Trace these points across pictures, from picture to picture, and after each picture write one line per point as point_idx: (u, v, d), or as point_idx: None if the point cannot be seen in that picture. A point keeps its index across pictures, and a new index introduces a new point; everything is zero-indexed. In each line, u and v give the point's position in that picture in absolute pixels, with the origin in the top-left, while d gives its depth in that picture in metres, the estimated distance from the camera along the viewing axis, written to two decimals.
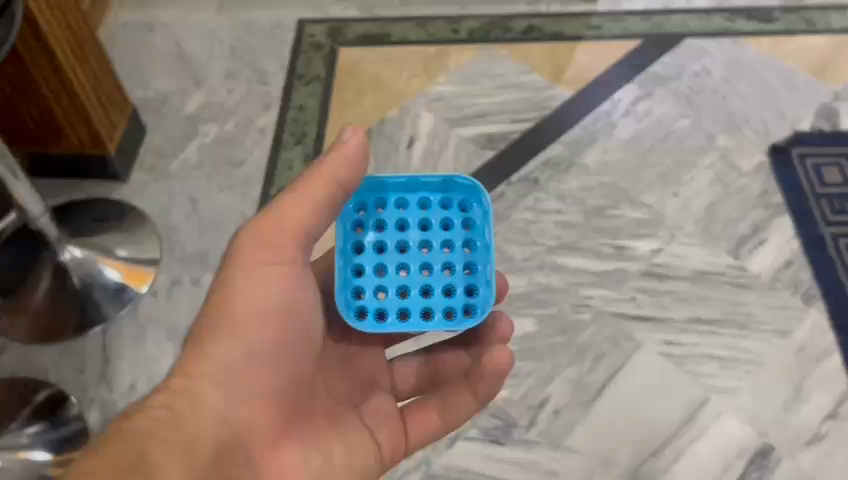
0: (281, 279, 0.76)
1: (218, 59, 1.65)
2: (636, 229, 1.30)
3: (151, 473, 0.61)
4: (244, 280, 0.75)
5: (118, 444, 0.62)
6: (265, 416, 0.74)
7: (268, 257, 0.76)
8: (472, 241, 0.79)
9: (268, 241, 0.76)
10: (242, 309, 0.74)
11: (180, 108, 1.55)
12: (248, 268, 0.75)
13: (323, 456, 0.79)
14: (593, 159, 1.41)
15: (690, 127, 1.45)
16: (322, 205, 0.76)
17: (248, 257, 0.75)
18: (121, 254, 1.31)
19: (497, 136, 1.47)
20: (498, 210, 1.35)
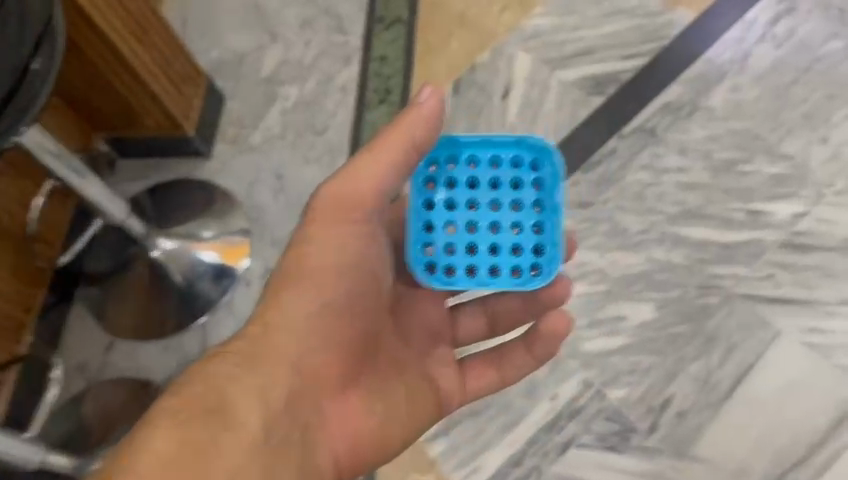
0: (354, 235, 0.75)
1: (291, 5, 1.51)
2: (774, 189, 1.12)
3: (226, 420, 0.64)
4: (321, 234, 0.74)
5: (198, 391, 0.65)
6: (339, 367, 0.74)
7: (346, 213, 0.74)
8: (544, 203, 0.72)
9: (344, 192, 0.74)
10: (316, 261, 0.74)
11: (257, 70, 1.46)
12: (323, 222, 0.74)
13: (390, 402, 0.78)
14: (722, 100, 1.20)
15: (844, 50, 1.20)
16: (397, 160, 0.73)
17: (325, 207, 0.74)
18: (208, 236, 1.29)
19: (605, 78, 1.28)
20: (608, 172, 1.19)
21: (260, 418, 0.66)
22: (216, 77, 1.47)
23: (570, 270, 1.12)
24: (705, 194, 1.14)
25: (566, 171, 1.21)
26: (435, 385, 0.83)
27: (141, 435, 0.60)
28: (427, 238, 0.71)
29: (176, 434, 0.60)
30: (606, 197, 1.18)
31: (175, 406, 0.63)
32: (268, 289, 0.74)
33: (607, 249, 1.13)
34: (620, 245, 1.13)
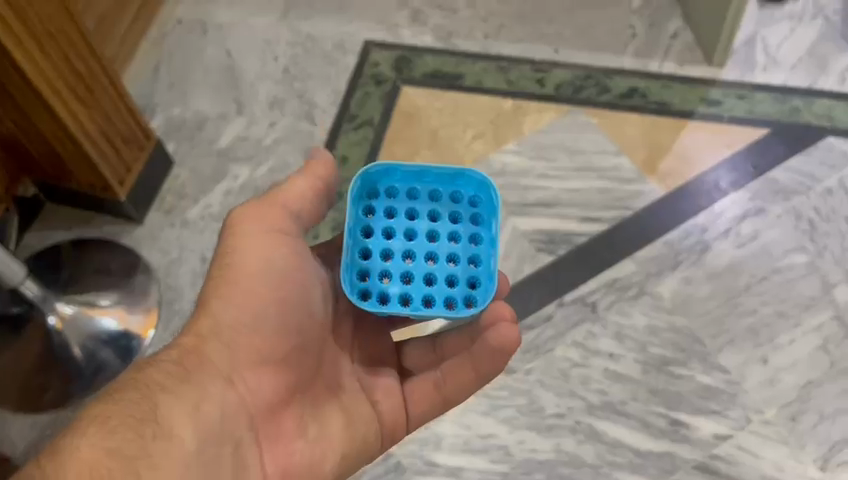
0: (284, 252, 0.75)
1: (267, 80, 1.46)
2: (703, 402, 1.06)
3: (159, 425, 0.64)
4: (247, 247, 0.74)
5: (128, 399, 0.65)
6: (267, 380, 0.74)
7: (274, 232, 0.76)
8: (480, 234, 0.72)
9: (268, 213, 0.76)
10: (246, 273, 0.74)
11: (213, 140, 1.39)
12: (252, 238, 0.75)
13: (322, 421, 0.77)
14: (670, 290, 1.15)
15: (805, 266, 1.15)
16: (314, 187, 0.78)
17: (251, 223, 0.75)
18: (106, 302, 1.21)
19: (560, 236, 1.22)
20: (538, 340, 1.13)
21: (193, 428, 0.66)
22: (170, 137, 1.40)
23: (474, 440, 1.06)
24: (631, 389, 1.08)
25: None
26: (373, 410, 0.81)
27: (68, 438, 0.60)
28: (362, 261, 0.70)
29: (106, 439, 0.60)
30: (530, 367, 1.11)
31: (107, 413, 0.63)
32: (199, 302, 0.75)
33: (517, 427, 1.07)
34: (532, 425, 1.07)
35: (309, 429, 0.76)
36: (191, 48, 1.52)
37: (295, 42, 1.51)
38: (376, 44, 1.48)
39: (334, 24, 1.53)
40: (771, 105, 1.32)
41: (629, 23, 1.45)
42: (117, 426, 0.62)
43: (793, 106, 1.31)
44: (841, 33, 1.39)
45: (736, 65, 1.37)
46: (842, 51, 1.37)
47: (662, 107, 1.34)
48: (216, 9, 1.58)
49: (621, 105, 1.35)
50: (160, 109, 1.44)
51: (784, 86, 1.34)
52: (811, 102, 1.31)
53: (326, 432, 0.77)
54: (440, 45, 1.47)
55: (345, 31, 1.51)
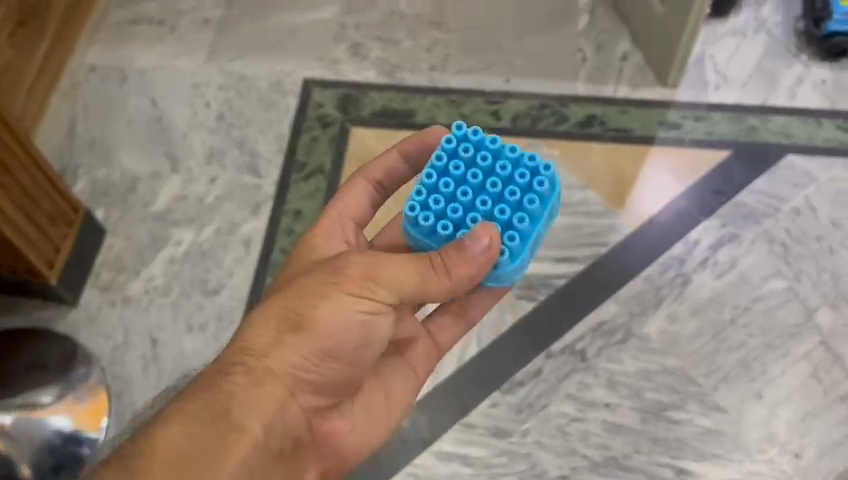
0: (371, 304, 0.71)
1: (201, 130, 1.34)
2: (705, 447, 1.03)
3: (236, 437, 0.65)
4: (337, 297, 0.70)
5: (202, 397, 0.66)
6: (330, 386, 0.75)
7: (371, 288, 0.71)
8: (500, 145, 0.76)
9: (371, 278, 0.71)
10: (328, 322, 0.70)
11: (148, 202, 1.26)
12: (344, 286, 0.70)
13: (367, 407, 0.80)
14: (657, 329, 1.12)
15: (785, 291, 1.14)
16: (425, 272, 0.72)
17: (348, 280, 0.70)
18: (47, 399, 1.08)
19: (539, 281, 1.16)
20: (530, 398, 1.07)
21: (263, 439, 0.67)
22: (99, 204, 1.27)
23: None
24: (631, 441, 1.04)
25: (485, 390, 1.08)
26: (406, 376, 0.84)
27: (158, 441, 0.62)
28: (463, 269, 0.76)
29: (187, 429, 0.63)
30: (526, 427, 1.06)
31: (187, 409, 0.65)
32: (269, 313, 0.70)
33: None
34: None
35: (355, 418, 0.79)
36: (111, 99, 1.39)
37: (226, 86, 1.39)
38: (317, 83, 1.39)
39: (267, 63, 1.42)
40: (729, 124, 1.31)
41: (578, 47, 1.41)
42: (201, 415, 0.64)
43: (750, 124, 1.30)
44: (786, 45, 1.39)
45: (690, 85, 1.35)
46: (790, 63, 1.37)
47: (624, 134, 1.31)
48: (134, 54, 1.45)
49: (581, 134, 1.31)
50: (83, 171, 1.31)
51: (738, 104, 1.33)
52: (767, 119, 1.31)
53: (370, 420, 0.80)
54: (386, 79, 1.39)
55: (280, 71, 1.41)
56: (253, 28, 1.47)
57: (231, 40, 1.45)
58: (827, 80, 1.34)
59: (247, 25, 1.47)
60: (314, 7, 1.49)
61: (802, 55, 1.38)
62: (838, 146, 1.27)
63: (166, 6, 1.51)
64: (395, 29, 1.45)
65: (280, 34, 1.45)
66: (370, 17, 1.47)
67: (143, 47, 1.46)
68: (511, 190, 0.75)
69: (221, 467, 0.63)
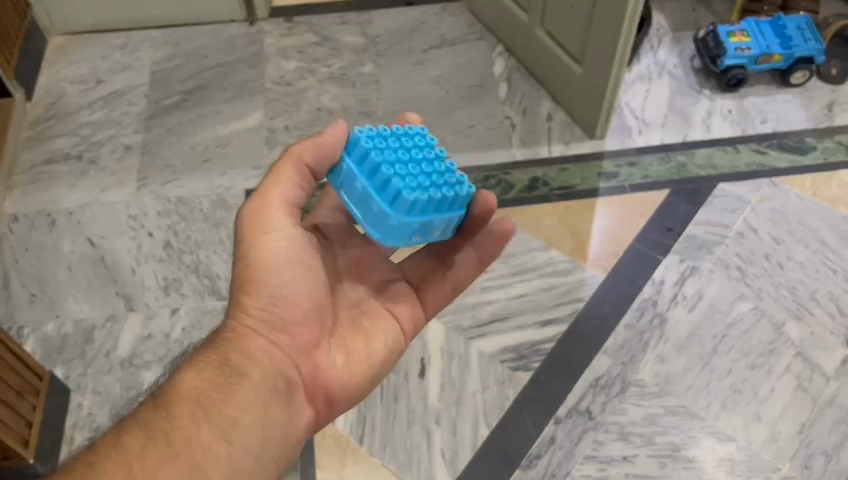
0: (283, 236, 0.67)
1: (150, 261, 1.28)
2: (727, 476, 1.07)
3: (229, 395, 0.62)
4: (254, 243, 0.66)
5: (201, 361, 0.65)
6: (299, 332, 0.68)
7: (268, 222, 0.66)
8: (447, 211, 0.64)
9: (265, 207, 0.66)
10: (259, 265, 0.66)
11: (109, 348, 1.19)
12: (252, 231, 0.66)
13: (350, 350, 0.72)
14: (651, 373, 1.16)
15: (752, 312, 1.21)
16: (306, 181, 0.67)
17: (249, 218, 0.67)
18: None
19: (528, 348, 1.18)
20: (552, 467, 1.08)
21: (256, 391, 0.64)
22: (56, 361, 1.18)
23: None
24: None
25: (505, 469, 1.08)
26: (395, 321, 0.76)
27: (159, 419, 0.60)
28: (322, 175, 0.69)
29: (196, 379, 0.63)
30: None
31: (189, 373, 0.63)
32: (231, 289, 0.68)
33: None
34: None
35: (343, 360, 0.71)
36: (43, 246, 1.31)
37: (166, 211, 1.34)
38: None
39: (203, 181, 1.38)
40: (659, 163, 1.39)
41: (504, 114, 1.47)
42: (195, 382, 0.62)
43: (679, 161, 1.39)
44: (688, 83, 1.51)
45: (615, 134, 1.44)
46: (696, 99, 1.49)
47: (569, 191, 1.36)
48: (58, 194, 1.38)
49: (529, 197, 1.36)
50: (29, 329, 1.22)
51: (663, 144, 1.42)
52: (692, 153, 1.40)
53: (359, 363, 0.72)
54: None
55: (218, 186, 1.37)
56: (180, 147, 1.43)
57: (160, 163, 1.41)
58: (732, 110, 1.47)
59: (173, 145, 1.44)
60: (238, 116, 1.47)
61: (704, 90, 1.50)
62: (760, 168, 1.37)
63: (81, 139, 1.45)
64: (326, 125, 1.46)
65: (210, 149, 1.43)
66: (297, 117, 1.47)
67: (67, 185, 1.39)
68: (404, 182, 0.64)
69: (229, 410, 0.62)
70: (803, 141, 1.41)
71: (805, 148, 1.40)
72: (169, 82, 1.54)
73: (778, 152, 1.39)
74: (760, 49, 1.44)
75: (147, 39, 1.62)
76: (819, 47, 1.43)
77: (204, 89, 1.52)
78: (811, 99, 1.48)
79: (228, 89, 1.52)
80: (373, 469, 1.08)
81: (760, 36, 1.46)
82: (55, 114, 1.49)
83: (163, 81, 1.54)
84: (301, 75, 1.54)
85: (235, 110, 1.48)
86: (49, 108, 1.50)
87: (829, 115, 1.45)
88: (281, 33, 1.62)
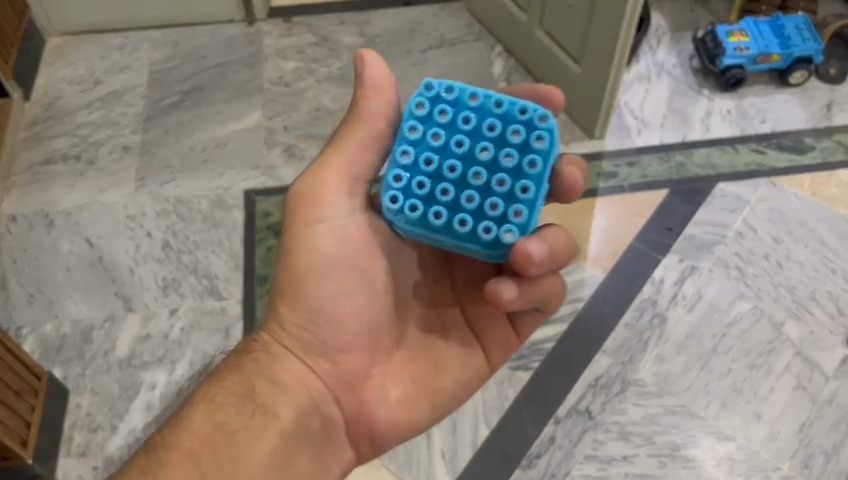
0: (334, 237, 0.67)
1: (148, 262, 1.28)
2: (726, 476, 1.07)
3: (258, 427, 0.60)
4: (305, 244, 0.67)
5: (226, 385, 0.63)
6: (342, 357, 0.67)
7: (319, 222, 0.67)
8: (494, 233, 0.57)
9: (320, 188, 0.67)
10: (304, 274, 0.67)
11: (108, 349, 1.19)
12: (305, 229, 0.67)
13: (404, 382, 0.69)
14: (650, 372, 1.16)
15: (752, 311, 1.21)
16: (367, 165, 0.68)
17: (302, 207, 0.68)
18: None
19: (528, 348, 1.18)
20: (551, 467, 1.08)
21: (287, 423, 0.62)
22: (55, 362, 1.18)
23: None
24: None
25: (505, 469, 1.08)
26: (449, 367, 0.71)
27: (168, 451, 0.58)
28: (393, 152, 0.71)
29: (212, 416, 0.60)
30: None
31: (212, 393, 0.63)
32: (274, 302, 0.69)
33: None
34: None
35: (395, 394, 0.69)
36: (41, 246, 1.31)
37: (165, 211, 1.34)
38: (258, 192, 1.36)
39: (202, 181, 1.38)
40: (658, 163, 1.39)
41: None
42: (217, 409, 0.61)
43: (679, 161, 1.39)
44: (687, 83, 1.51)
45: (614, 134, 1.44)
46: (695, 98, 1.49)
47: None
48: (56, 195, 1.37)
49: None
50: (27, 330, 1.21)
51: (663, 144, 1.42)
52: (691, 153, 1.40)
53: (410, 399, 0.69)
54: None
55: (217, 186, 1.37)
56: (179, 147, 1.43)
57: (158, 163, 1.41)
58: (731, 110, 1.47)
59: (171, 145, 1.43)
60: (237, 116, 1.47)
61: (704, 90, 1.50)
62: (759, 168, 1.37)
63: (80, 139, 1.45)
64: (325, 125, 1.46)
65: (209, 149, 1.42)
66: (296, 117, 1.47)
67: (65, 185, 1.38)
68: (476, 173, 0.58)
69: (250, 456, 0.59)
70: (802, 140, 1.41)
71: (804, 148, 1.40)
72: (168, 82, 1.54)
73: (777, 152, 1.39)
74: (759, 49, 1.44)
75: (145, 40, 1.62)
76: (818, 47, 1.43)
77: (202, 89, 1.52)
78: (810, 99, 1.48)
79: (227, 90, 1.52)
80: (372, 469, 1.08)
81: (759, 36, 1.46)
82: (53, 114, 1.49)
83: (161, 81, 1.54)
84: (299, 75, 1.54)
85: (234, 111, 1.48)
86: (47, 109, 1.50)
87: (828, 115, 1.45)
88: (279, 34, 1.62)
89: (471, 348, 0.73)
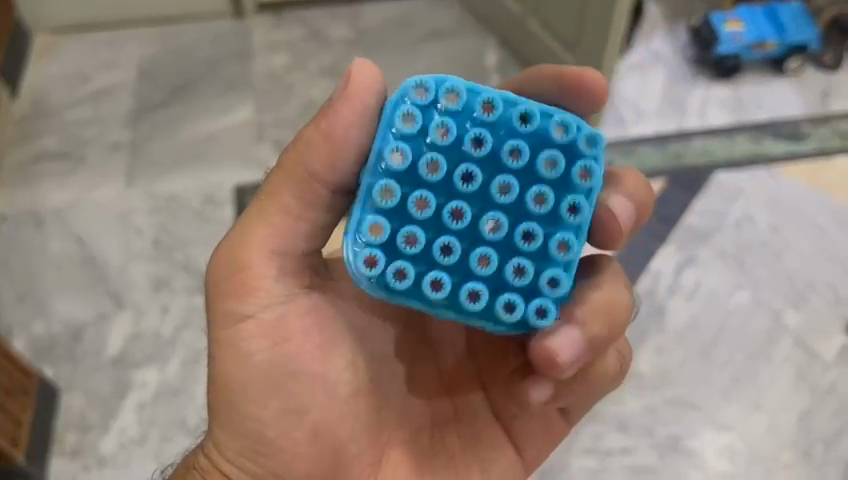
0: (262, 336, 0.53)
1: (139, 259, 1.26)
2: (728, 467, 1.06)
3: None
4: (226, 352, 0.53)
5: None
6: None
7: (240, 320, 0.53)
8: (517, 309, 0.42)
9: (238, 273, 0.52)
10: (232, 387, 0.53)
11: (99, 349, 1.17)
12: (222, 327, 0.53)
13: None
14: (649, 363, 1.14)
15: (750, 302, 1.20)
16: (292, 230, 0.51)
17: (224, 303, 0.53)
18: None
19: None
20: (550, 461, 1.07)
21: None
22: (46, 363, 1.16)
23: None
24: None
25: None
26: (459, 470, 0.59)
27: None
28: None
29: None
30: None
31: None
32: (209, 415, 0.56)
33: None
34: None
35: None
36: (31, 245, 1.29)
37: (156, 208, 1.32)
38: (250, 187, 1.34)
39: (193, 177, 1.36)
40: (654, 152, 1.38)
41: None
42: None
43: (675, 151, 1.37)
44: (683, 71, 1.50)
45: (610, 125, 1.42)
46: (691, 87, 1.48)
47: None
48: (46, 193, 1.35)
49: None
50: (17, 330, 1.20)
51: (658, 134, 1.40)
52: (688, 143, 1.38)
53: None
54: None
55: (208, 182, 1.35)
56: (169, 143, 1.41)
57: (149, 160, 1.39)
58: (728, 98, 1.46)
59: (161, 142, 1.42)
60: (227, 112, 1.45)
61: (699, 79, 1.49)
62: (756, 156, 1.36)
63: (69, 136, 1.43)
64: None
65: (200, 145, 1.41)
66: (287, 111, 1.45)
67: (54, 183, 1.37)
68: (493, 222, 0.43)
69: None
70: (798, 128, 1.40)
71: (801, 135, 1.38)
72: (157, 78, 1.52)
73: (773, 140, 1.38)
74: (753, 36, 1.42)
75: (134, 36, 1.60)
76: (813, 33, 1.42)
77: (192, 85, 1.50)
78: (805, 87, 1.47)
79: (217, 85, 1.50)
80: None
81: (754, 22, 1.45)
82: (42, 112, 1.47)
83: (150, 77, 1.52)
84: (290, 69, 1.52)
85: (224, 106, 1.46)
86: (35, 107, 1.48)
87: (824, 102, 1.44)
88: (269, 27, 1.60)
89: (495, 447, 0.60)
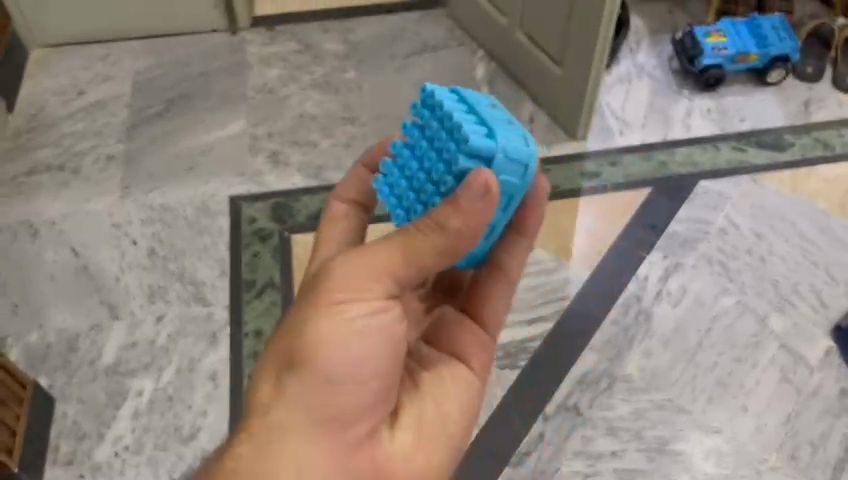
0: (368, 304, 0.54)
1: (134, 270, 1.28)
2: (715, 469, 1.08)
3: None
4: (333, 317, 0.53)
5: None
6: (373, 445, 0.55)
7: (355, 286, 0.54)
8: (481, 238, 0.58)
9: (362, 256, 0.55)
10: (331, 342, 0.53)
11: (93, 358, 1.18)
12: (333, 296, 0.54)
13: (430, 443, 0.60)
14: (637, 367, 1.16)
15: (736, 306, 1.22)
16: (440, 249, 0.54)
17: (325, 281, 0.54)
18: None
19: (516, 347, 1.19)
20: (542, 463, 1.09)
21: None
22: (40, 373, 1.17)
23: None
24: None
25: (495, 468, 1.08)
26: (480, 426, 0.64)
27: None
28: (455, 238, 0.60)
29: None
30: None
31: None
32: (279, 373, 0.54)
33: None
34: None
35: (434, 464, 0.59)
36: (25, 256, 1.30)
37: (150, 219, 1.34)
38: (244, 198, 1.36)
39: (187, 189, 1.38)
40: (642, 162, 1.40)
41: None
42: None
43: (661, 161, 1.40)
44: (667, 84, 1.54)
45: (597, 135, 1.45)
46: (675, 98, 1.51)
47: (553, 191, 1.35)
48: (40, 205, 1.37)
49: None
50: (12, 340, 1.21)
51: (645, 143, 1.43)
52: (673, 152, 1.41)
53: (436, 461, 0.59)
54: (312, 180, 1.38)
55: (202, 193, 1.37)
56: (164, 156, 1.43)
57: (143, 172, 1.41)
58: (711, 108, 1.49)
59: (156, 154, 1.43)
60: (220, 125, 1.47)
61: (683, 90, 1.52)
62: (741, 165, 1.38)
63: (64, 149, 1.45)
64: (310, 131, 1.46)
65: (194, 157, 1.42)
66: (280, 124, 1.47)
67: (49, 196, 1.38)
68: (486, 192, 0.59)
69: None
70: (781, 138, 1.43)
71: (784, 144, 1.42)
72: (152, 91, 1.54)
73: (757, 149, 1.41)
74: (736, 49, 1.46)
75: (129, 50, 1.62)
76: (794, 46, 1.46)
77: (186, 98, 1.52)
78: (788, 97, 1.50)
79: (211, 98, 1.52)
80: None
81: (735, 36, 1.48)
82: (37, 126, 1.49)
83: (145, 91, 1.54)
84: (284, 82, 1.55)
85: (218, 119, 1.48)
86: (30, 121, 1.50)
87: (807, 112, 1.47)
88: (263, 41, 1.62)
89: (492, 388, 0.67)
